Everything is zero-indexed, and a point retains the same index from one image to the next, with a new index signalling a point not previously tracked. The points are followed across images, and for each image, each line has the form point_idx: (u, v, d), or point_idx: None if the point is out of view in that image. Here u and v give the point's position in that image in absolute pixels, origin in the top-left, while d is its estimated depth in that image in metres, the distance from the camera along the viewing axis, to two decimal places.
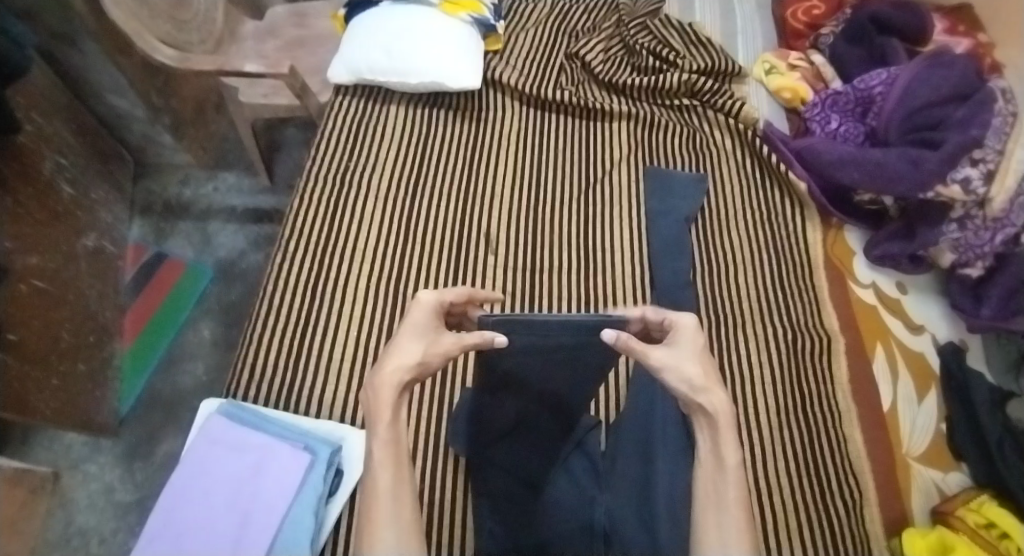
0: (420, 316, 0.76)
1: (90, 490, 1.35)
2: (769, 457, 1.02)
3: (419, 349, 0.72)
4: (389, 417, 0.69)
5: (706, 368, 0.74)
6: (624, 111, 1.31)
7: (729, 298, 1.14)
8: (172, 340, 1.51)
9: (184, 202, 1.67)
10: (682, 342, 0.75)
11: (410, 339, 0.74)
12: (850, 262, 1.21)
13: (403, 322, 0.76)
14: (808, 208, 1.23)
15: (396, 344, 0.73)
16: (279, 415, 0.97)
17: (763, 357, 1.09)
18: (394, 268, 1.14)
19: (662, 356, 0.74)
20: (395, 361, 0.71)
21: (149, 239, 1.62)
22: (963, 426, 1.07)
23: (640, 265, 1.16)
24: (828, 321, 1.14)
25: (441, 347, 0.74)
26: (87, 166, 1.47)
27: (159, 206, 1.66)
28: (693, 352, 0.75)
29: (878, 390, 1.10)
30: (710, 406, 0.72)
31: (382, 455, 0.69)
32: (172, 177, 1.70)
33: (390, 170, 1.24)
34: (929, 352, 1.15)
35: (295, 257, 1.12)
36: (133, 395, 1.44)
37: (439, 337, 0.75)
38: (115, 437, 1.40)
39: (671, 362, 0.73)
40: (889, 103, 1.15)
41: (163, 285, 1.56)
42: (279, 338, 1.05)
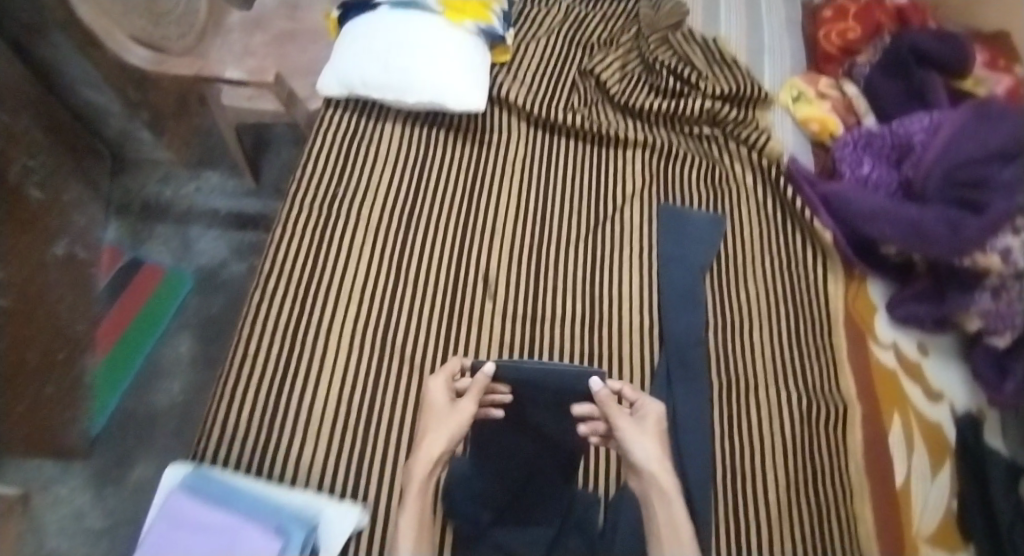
0: (437, 393, 0.79)
1: (60, 514, 1.28)
2: (776, 538, 0.96)
3: (443, 426, 0.75)
4: (416, 490, 0.71)
5: (663, 451, 0.72)
6: (640, 139, 1.22)
7: (741, 359, 1.08)
8: (149, 354, 1.43)
9: (164, 202, 1.57)
10: (645, 421, 0.75)
11: (437, 419, 0.76)
12: (872, 320, 1.14)
13: (424, 407, 0.80)
14: (831, 259, 1.15)
15: (426, 424, 0.77)
16: (249, 487, 0.87)
17: (775, 426, 1.03)
18: (384, 311, 1.05)
19: (628, 426, 0.73)
20: (425, 440, 0.74)
21: (125, 241, 1.53)
22: (974, 505, 1.01)
23: (647, 316, 1.09)
24: (845, 388, 1.08)
25: (464, 414, 0.76)
26: (59, 166, 1.38)
27: (138, 206, 1.56)
28: (652, 432, 0.74)
29: (893, 465, 1.04)
30: (664, 479, 0.70)
31: (406, 528, 0.69)
32: (152, 174, 1.59)
33: (384, 197, 1.14)
34: (946, 423, 1.10)
35: (277, 295, 1.03)
36: (106, 412, 1.36)
37: (458, 408, 0.76)
38: (86, 457, 1.33)
39: (634, 432, 0.73)
40: (929, 155, 1.06)
41: (140, 293, 1.47)
42: (254, 392, 0.96)
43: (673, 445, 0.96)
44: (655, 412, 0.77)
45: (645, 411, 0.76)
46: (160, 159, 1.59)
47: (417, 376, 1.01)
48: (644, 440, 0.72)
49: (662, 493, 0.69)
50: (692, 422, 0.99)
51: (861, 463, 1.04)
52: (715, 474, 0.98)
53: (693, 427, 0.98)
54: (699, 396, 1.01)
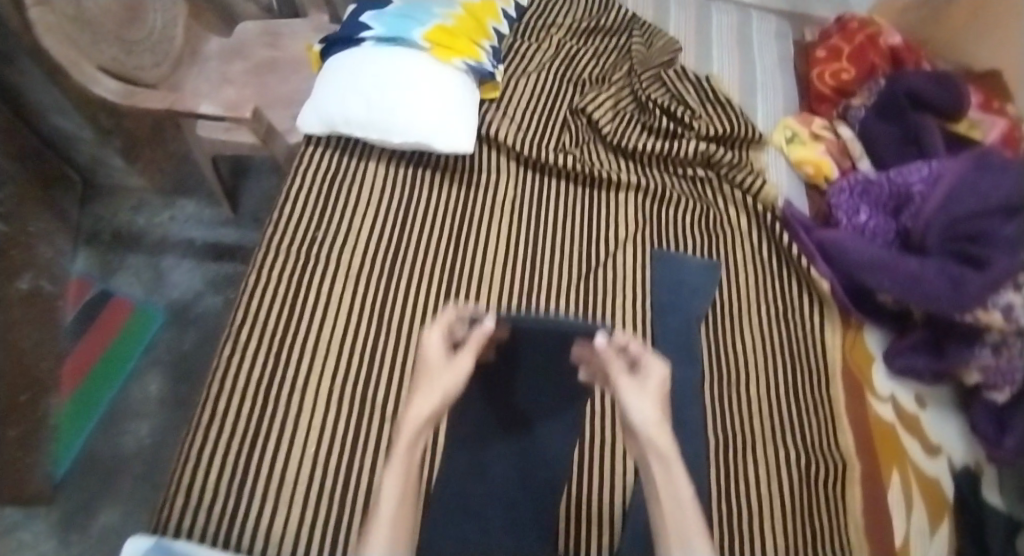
0: (432, 342, 0.64)
1: None
2: None
3: (445, 378, 0.60)
4: (404, 452, 0.55)
5: (662, 418, 0.58)
6: (633, 182, 1.18)
7: (738, 413, 1.04)
8: (115, 396, 1.34)
9: (136, 232, 1.49)
10: (645, 381, 0.61)
11: (433, 372, 0.62)
12: (869, 371, 1.12)
13: (417, 361, 0.64)
14: (828, 308, 1.13)
15: (420, 379, 0.61)
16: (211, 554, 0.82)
17: (772, 484, 1.00)
18: (365, 365, 1.00)
19: (624, 386, 0.60)
20: (420, 393, 0.59)
21: (94, 271, 1.44)
22: None
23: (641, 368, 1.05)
24: (843, 444, 1.06)
25: (466, 368, 0.62)
26: (26, 195, 1.29)
27: (107, 236, 1.48)
28: (653, 392, 0.60)
29: (892, 522, 1.01)
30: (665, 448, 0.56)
31: (391, 491, 0.53)
32: (124, 202, 1.52)
33: (366, 241, 1.09)
34: (945, 477, 1.07)
35: (251, 350, 0.98)
36: (69, 455, 1.28)
37: (458, 360, 0.62)
38: (49, 502, 1.23)
39: (632, 394, 0.60)
40: (929, 206, 1.04)
41: (108, 328, 1.39)
42: (221, 454, 0.92)
43: None
44: (659, 372, 0.62)
45: (647, 369, 0.62)
46: (133, 187, 1.51)
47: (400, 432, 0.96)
48: (639, 398, 0.59)
49: (662, 458, 0.55)
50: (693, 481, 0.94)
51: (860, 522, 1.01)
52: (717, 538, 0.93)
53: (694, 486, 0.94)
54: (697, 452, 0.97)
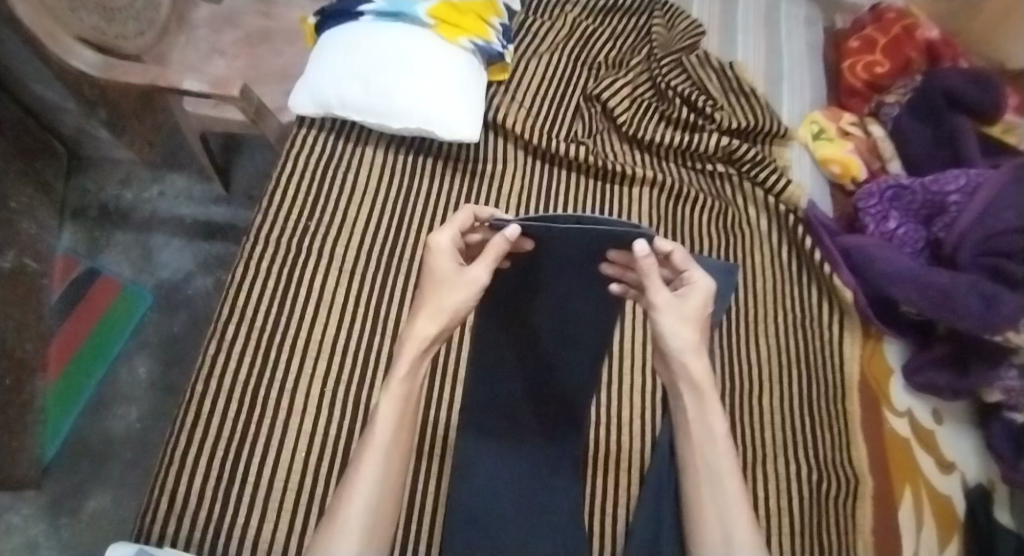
0: (441, 249, 0.70)
1: (13, 544, 1.16)
2: None
3: (449, 296, 0.68)
4: (405, 371, 0.66)
5: (698, 338, 0.73)
6: (648, 176, 1.11)
7: (751, 425, 0.98)
8: (103, 378, 1.29)
9: (125, 207, 1.42)
10: (686, 303, 0.73)
11: (439, 283, 0.69)
12: (887, 384, 1.07)
13: (428, 260, 0.71)
14: (848, 317, 1.08)
15: (427, 284, 0.70)
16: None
17: (785, 501, 0.94)
18: (361, 368, 0.94)
19: (665, 300, 0.72)
20: (423, 306, 0.69)
21: (81, 249, 1.38)
22: None
23: (652, 380, 1.01)
24: (858, 460, 1.00)
25: (473, 283, 0.68)
26: (10, 167, 1.21)
27: (95, 211, 1.41)
28: (692, 315, 0.73)
29: (901, 541, 0.97)
30: (695, 375, 0.72)
31: (388, 411, 0.65)
32: (112, 175, 1.45)
33: (360, 234, 1.02)
34: (957, 496, 1.03)
35: (239, 349, 0.93)
36: (58, 438, 1.23)
37: (463, 273, 0.69)
38: (38, 486, 1.20)
39: (672, 308, 0.72)
40: (964, 217, 1.00)
41: (94, 308, 1.33)
42: (210, 458, 0.87)
43: None
44: (702, 294, 0.73)
45: (689, 291, 0.73)
46: (122, 160, 1.44)
47: None
48: (681, 323, 0.72)
49: (693, 384, 0.72)
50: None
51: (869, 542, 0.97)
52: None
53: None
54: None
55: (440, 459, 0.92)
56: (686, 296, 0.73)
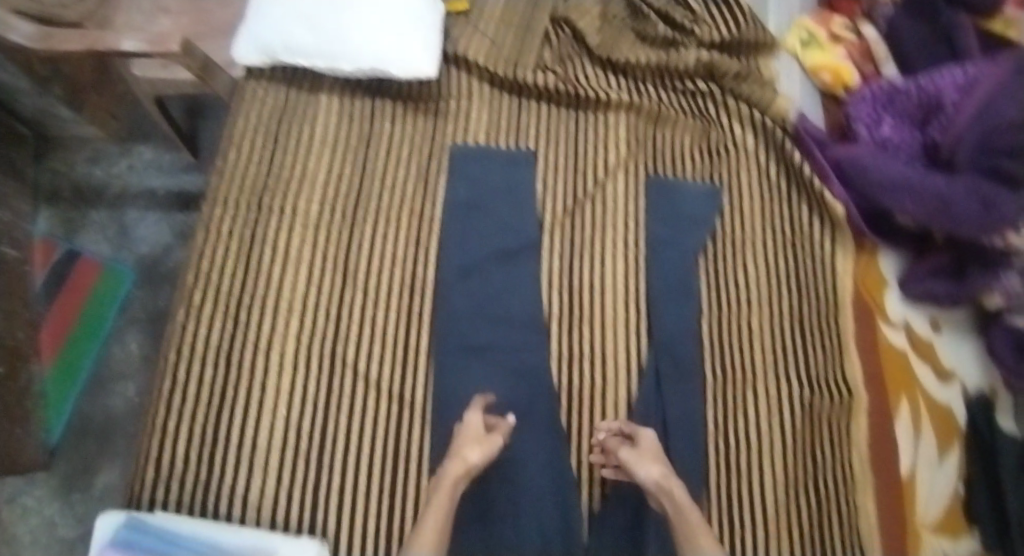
0: (475, 418, 0.83)
1: (32, 525, 1.20)
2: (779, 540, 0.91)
3: (475, 454, 0.79)
4: (447, 491, 0.75)
5: (664, 471, 0.79)
6: (625, 101, 1.06)
7: (739, 346, 0.99)
8: (98, 356, 1.29)
9: (97, 185, 1.39)
10: (640, 446, 0.83)
11: (475, 443, 0.81)
12: (882, 296, 1.03)
13: (457, 432, 0.83)
14: (840, 230, 1.03)
15: (460, 442, 0.81)
16: (189, 525, 0.84)
17: (772, 421, 0.96)
18: (336, 324, 0.93)
19: (630, 457, 0.81)
20: (467, 455, 0.78)
21: (58, 232, 1.36)
22: (982, 486, 0.98)
23: (635, 313, 0.99)
24: (851, 374, 0.99)
25: (496, 446, 0.80)
26: None
27: (68, 192, 1.38)
28: (648, 455, 0.81)
29: (899, 452, 0.99)
30: (663, 484, 0.78)
31: (438, 507, 0.74)
32: (79, 154, 1.41)
33: (322, 185, 0.98)
34: (957, 403, 1.02)
35: (208, 313, 0.92)
36: (60, 422, 1.24)
37: (495, 438, 0.82)
38: (48, 467, 1.22)
39: (636, 462, 0.80)
40: (961, 118, 0.95)
41: (77, 291, 1.32)
42: (192, 426, 0.88)
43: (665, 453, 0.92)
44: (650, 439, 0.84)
45: (638, 437, 0.84)
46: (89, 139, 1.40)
47: (377, 397, 0.92)
48: (641, 461, 0.80)
49: (670, 496, 0.76)
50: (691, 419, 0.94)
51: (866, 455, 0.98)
52: (709, 469, 0.93)
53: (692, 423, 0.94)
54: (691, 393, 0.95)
55: (421, 410, 0.92)
56: (641, 446, 0.83)
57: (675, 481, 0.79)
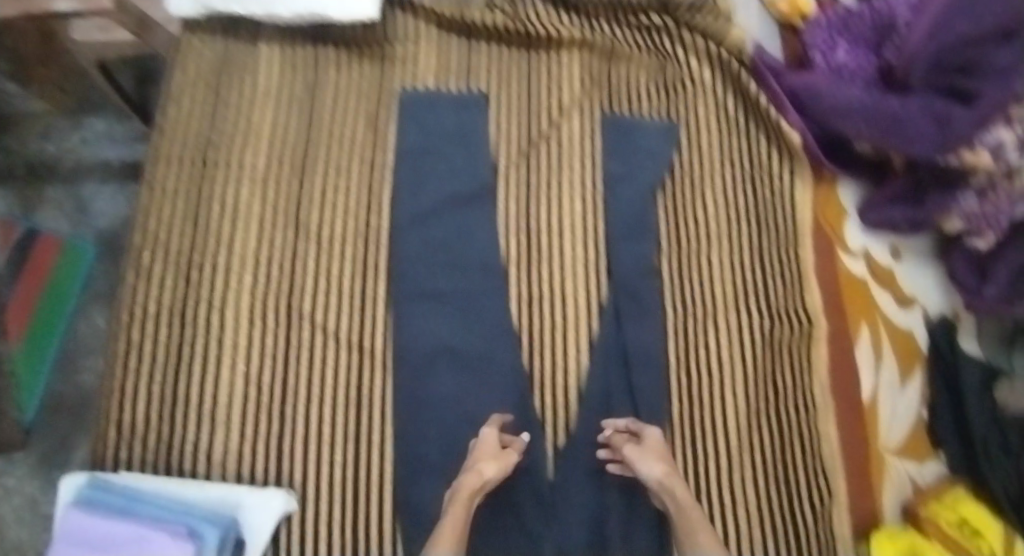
0: (490, 433, 0.84)
1: (13, 504, 1.16)
2: (733, 466, 0.95)
3: (493, 468, 0.80)
4: (464, 504, 0.77)
5: (669, 470, 0.82)
6: (578, 38, 1.03)
7: (698, 279, 1.00)
8: (65, 333, 1.25)
9: (47, 161, 1.30)
10: (645, 443, 0.84)
11: (491, 458, 0.82)
12: (841, 226, 1.04)
13: (473, 447, 0.85)
14: (798, 160, 1.03)
15: (477, 457, 0.82)
16: (155, 484, 0.85)
17: (733, 353, 0.99)
18: (290, 279, 0.92)
19: (636, 455, 0.83)
20: (483, 469, 0.80)
21: (15, 212, 1.28)
22: (944, 409, 0.99)
23: (595, 252, 0.98)
24: (811, 303, 1.01)
25: (513, 460, 0.82)
26: None
27: (19, 170, 1.29)
28: (658, 455, 0.83)
29: (859, 377, 1.00)
30: (669, 488, 0.80)
31: (453, 520, 0.75)
32: (27, 130, 1.31)
33: (268, 137, 0.96)
34: (918, 329, 1.04)
35: (159, 273, 0.90)
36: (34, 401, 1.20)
37: (510, 454, 0.83)
38: (23, 448, 1.18)
39: (641, 460, 0.82)
40: (914, 37, 0.92)
41: (39, 269, 1.24)
42: (150, 387, 0.88)
43: (626, 386, 0.94)
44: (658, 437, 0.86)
45: (644, 434, 0.86)
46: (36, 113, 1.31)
47: (337, 350, 0.91)
48: (647, 459, 0.82)
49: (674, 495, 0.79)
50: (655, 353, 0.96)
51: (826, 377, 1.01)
52: (672, 402, 0.96)
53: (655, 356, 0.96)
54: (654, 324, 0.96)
55: (382, 360, 0.91)
56: (649, 447, 0.84)
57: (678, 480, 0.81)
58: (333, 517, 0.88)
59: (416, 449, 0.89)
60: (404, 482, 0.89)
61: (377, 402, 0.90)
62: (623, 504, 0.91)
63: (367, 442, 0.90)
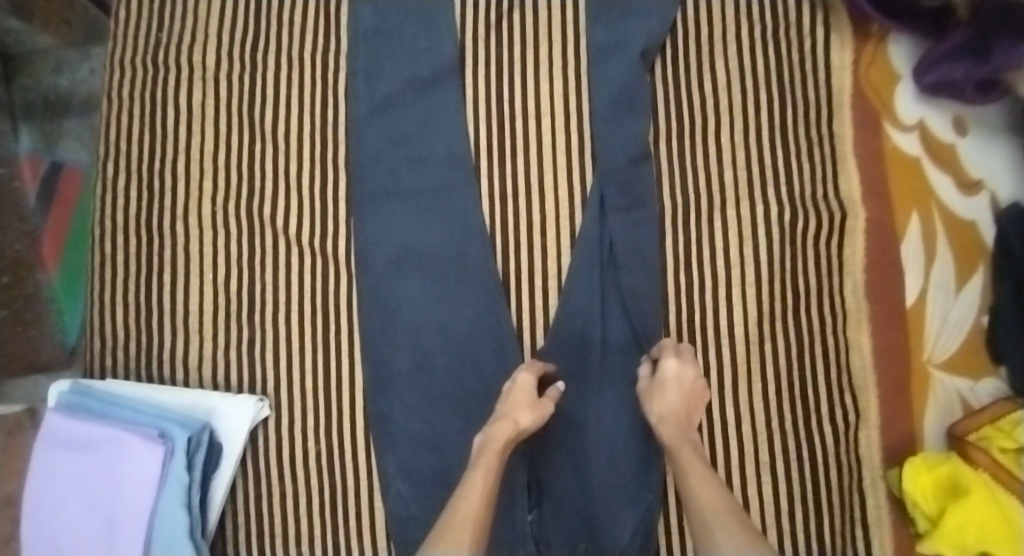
0: (526, 380, 0.77)
1: None
2: (742, 376, 0.83)
3: (525, 418, 0.74)
4: (494, 455, 0.71)
5: (668, 414, 0.74)
6: None
7: (701, 162, 0.86)
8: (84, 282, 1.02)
9: (65, 96, 1.08)
10: (658, 376, 0.76)
11: (526, 407, 0.75)
12: (891, 93, 0.87)
13: (506, 391, 0.78)
14: (836, 15, 0.87)
15: (509, 406, 0.75)
16: (137, 391, 0.85)
17: (748, 250, 0.84)
18: (254, 180, 0.88)
19: (644, 389, 0.77)
20: (518, 419, 0.74)
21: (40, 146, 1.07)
22: (1007, 316, 0.82)
23: (577, 137, 0.87)
24: (846, 190, 0.85)
25: (546, 410, 0.75)
26: None
27: (35, 108, 1.08)
28: (668, 389, 0.75)
29: (902, 277, 0.85)
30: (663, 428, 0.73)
31: (478, 474, 0.70)
32: (39, 66, 1.07)
33: (216, 31, 0.90)
34: (984, 220, 0.86)
35: (123, 185, 0.89)
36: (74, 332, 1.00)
37: (546, 404, 0.76)
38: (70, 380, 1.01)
39: (648, 395, 0.76)
40: None
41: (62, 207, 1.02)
42: (123, 298, 0.88)
43: (611, 285, 0.84)
44: (675, 367, 0.76)
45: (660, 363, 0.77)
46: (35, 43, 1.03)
47: (302, 253, 0.86)
48: (650, 396, 0.76)
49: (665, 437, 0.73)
50: (649, 249, 0.83)
51: (862, 276, 0.85)
52: (667, 305, 0.84)
53: (650, 251, 0.83)
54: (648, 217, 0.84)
55: (346, 262, 0.86)
56: (658, 378, 0.76)
57: (676, 422, 0.74)
58: (304, 425, 0.84)
59: (384, 356, 0.84)
60: (372, 392, 0.84)
61: (344, 308, 0.86)
62: (609, 416, 0.83)
63: (335, 348, 0.85)
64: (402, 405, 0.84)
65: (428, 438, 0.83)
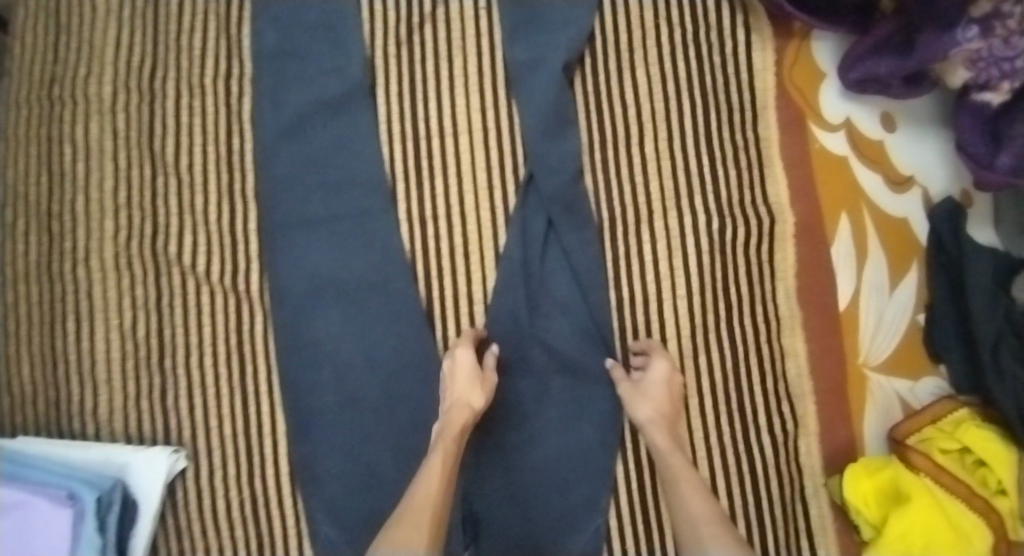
0: (466, 357, 0.76)
1: None
2: None
3: (477, 396, 0.73)
4: (454, 437, 0.70)
5: (664, 416, 0.74)
6: None
7: (626, 173, 0.82)
8: None
9: None
10: (646, 382, 0.76)
11: (472, 384, 0.75)
12: (815, 92, 0.85)
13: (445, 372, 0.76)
14: (757, 14, 0.85)
15: (458, 388, 0.74)
16: (40, 445, 0.78)
17: (679, 262, 0.81)
18: (160, 217, 0.82)
19: (628, 392, 0.76)
20: (472, 400, 0.73)
21: None
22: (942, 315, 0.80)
23: (499, 154, 0.83)
24: (772, 193, 0.83)
25: (490, 382, 0.76)
26: None
27: None
28: (657, 395, 0.75)
29: (835, 281, 0.83)
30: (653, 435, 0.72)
31: (440, 454, 0.68)
32: None
33: (113, 61, 0.85)
34: (915, 216, 0.84)
35: (20, 230, 0.82)
36: None
37: (487, 375, 0.76)
38: None
39: (634, 396, 0.75)
40: None
41: None
42: (26, 350, 0.81)
43: (539, 307, 0.81)
44: (666, 371, 0.76)
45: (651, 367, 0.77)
46: None
47: (219, 292, 0.82)
48: (639, 399, 0.75)
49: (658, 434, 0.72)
50: (584, 265, 0.80)
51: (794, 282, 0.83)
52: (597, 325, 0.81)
53: (584, 267, 0.80)
54: (585, 233, 0.80)
55: (262, 300, 0.82)
56: (645, 379, 0.76)
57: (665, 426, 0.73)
58: (227, 473, 0.80)
59: (307, 398, 0.80)
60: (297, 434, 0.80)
61: (263, 348, 0.82)
62: (543, 444, 0.80)
63: (257, 390, 0.81)
64: (328, 447, 0.80)
65: (357, 479, 0.79)
